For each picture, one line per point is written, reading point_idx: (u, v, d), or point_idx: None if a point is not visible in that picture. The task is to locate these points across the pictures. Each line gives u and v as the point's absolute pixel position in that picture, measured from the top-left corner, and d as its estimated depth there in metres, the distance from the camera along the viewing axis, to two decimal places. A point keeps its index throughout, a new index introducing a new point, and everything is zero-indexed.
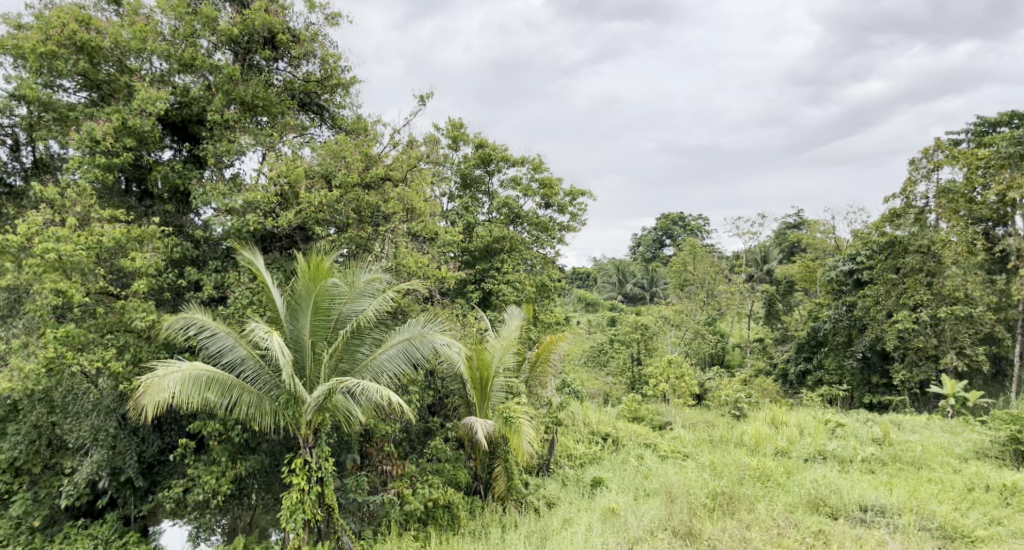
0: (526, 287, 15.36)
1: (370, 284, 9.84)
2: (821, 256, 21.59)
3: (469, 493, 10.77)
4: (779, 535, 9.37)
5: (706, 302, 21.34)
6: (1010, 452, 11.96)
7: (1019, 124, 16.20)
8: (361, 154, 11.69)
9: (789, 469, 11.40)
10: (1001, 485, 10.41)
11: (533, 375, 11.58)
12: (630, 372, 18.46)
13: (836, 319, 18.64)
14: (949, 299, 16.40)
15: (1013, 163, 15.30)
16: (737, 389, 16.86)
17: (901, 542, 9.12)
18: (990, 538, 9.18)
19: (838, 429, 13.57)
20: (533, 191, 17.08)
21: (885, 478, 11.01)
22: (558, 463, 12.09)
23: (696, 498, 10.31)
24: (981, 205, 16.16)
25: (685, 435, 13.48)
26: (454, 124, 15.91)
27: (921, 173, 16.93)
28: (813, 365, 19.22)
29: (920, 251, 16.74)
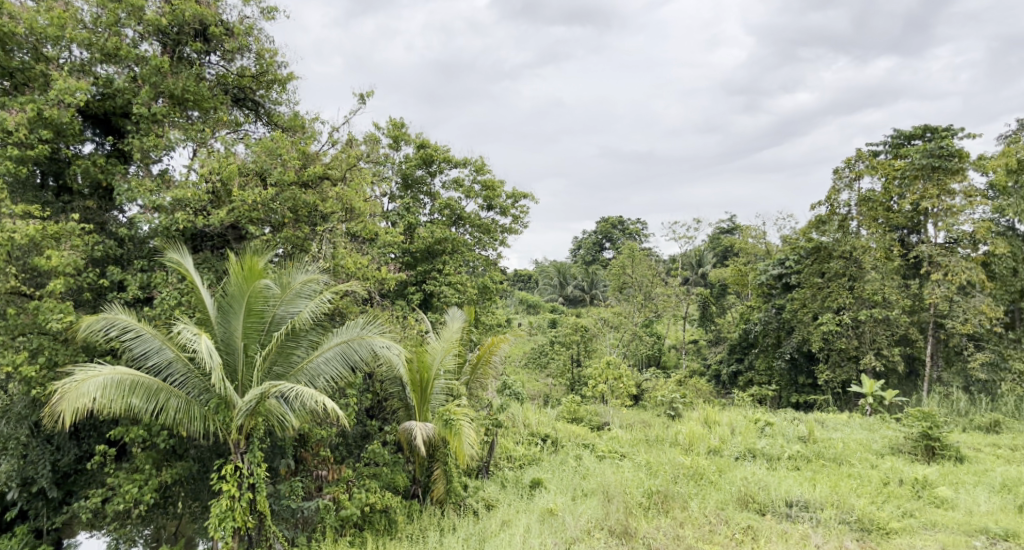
0: (467, 289, 15.44)
1: (307, 285, 9.75)
2: (753, 260, 22.31)
3: (408, 496, 10.79)
4: (711, 532, 9.63)
5: (644, 304, 21.66)
6: (922, 448, 12.59)
7: (932, 136, 17.07)
8: (298, 152, 11.59)
9: (720, 467, 11.77)
10: (914, 480, 10.97)
11: (474, 377, 11.64)
12: (570, 373, 18.79)
13: (766, 322, 19.31)
14: (868, 303, 17.06)
15: (925, 175, 16.16)
16: (672, 390, 17.29)
17: (823, 535, 9.48)
18: (903, 529, 9.61)
19: (767, 428, 14.07)
20: (475, 193, 17.16)
21: (809, 474, 11.48)
22: (497, 465, 12.19)
23: (632, 498, 10.56)
24: (898, 214, 16.93)
25: (622, 435, 13.77)
26: (395, 124, 15.89)
27: (844, 182, 17.68)
28: (744, 366, 19.96)
29: (843, 256, 17.54)
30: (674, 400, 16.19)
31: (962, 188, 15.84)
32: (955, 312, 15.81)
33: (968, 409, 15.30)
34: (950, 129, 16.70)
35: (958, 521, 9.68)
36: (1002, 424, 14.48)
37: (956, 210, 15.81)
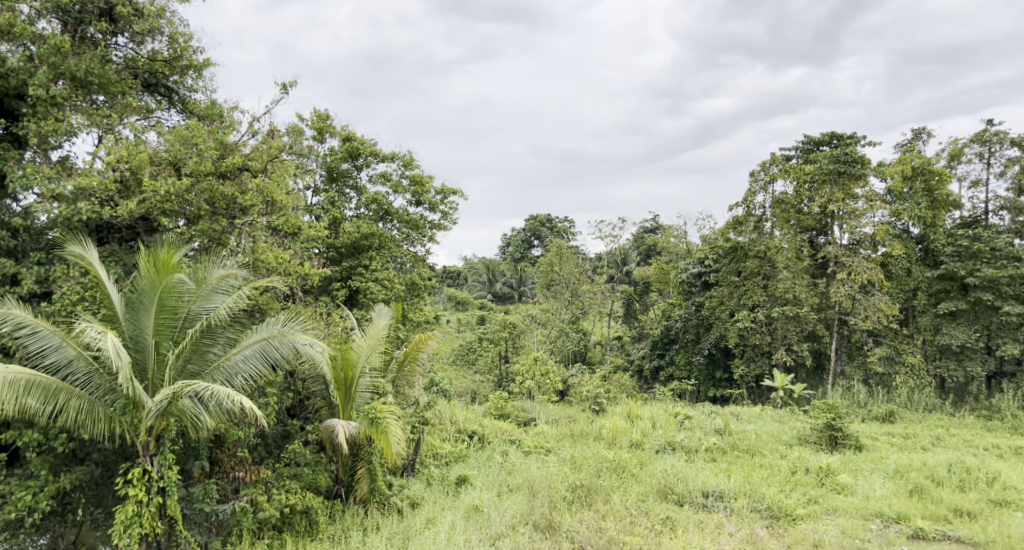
0: (395, 285, 15.39)
1: (224, 280, 9.52)
2: (675, 258, 22.95)
3: (330, 496, 10.69)
4: (631, 524, 9.89)
5: (571, 301, 21.99)
6: (826, 438, 13.25)
7: (839, 143, 17.95)
8: (215, 142, 11.24)
9: (642, 460, 12.11)
10: (818, 469, 11.55)
11: (401, 375, 11.58)
12: (497, 370, 18.89)
13: (686, 318, 19.94)
14: (780, 301, 17.76)
15: (832, 180, 16.99)
16: (597, 385, 17.62)
17: (736, 524, 9.84)
18: (808, 515, 10.08)
19: (686, 421, 14.55)
20: (403, 188, 17.06)
21: (724, 465, 11.95)
22: (424, 462, 12.12)
23: (557, 492, 10.74)
24: (808, 216, 17.72)
25: (548, 430, 13.98)
26: (319, 116, 15.62)
27: (759, 185, 18.40)
28: (665, 361, 20.56)
29: (758, 256, 18.23)
30: (599, 395, 16.52)
31: (864, 193, 16.77)
32: (857, 309, 16.70)
33: (867, 401, 16.24)
34: (854, 136, 17.63)
35: (856, 506, 10.23)
36: (897, 414, 15.40)
37: (859, 213, 16.70)
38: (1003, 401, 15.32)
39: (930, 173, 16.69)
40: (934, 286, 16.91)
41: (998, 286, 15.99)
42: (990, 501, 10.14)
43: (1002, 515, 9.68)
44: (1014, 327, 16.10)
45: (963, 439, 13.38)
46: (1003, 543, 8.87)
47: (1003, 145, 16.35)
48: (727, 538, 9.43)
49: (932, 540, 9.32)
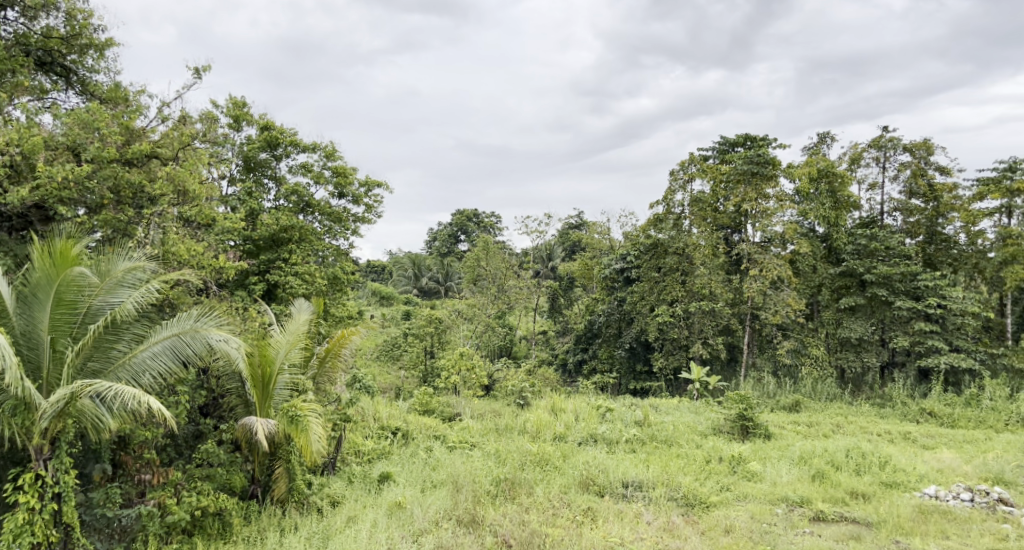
0: (316, 279, 15.08)
1: (131, 273, 9.14)
2: (598, 254, 23.36)
3: (245, 497, 10.36)
4: (554, 515, 10.06)
5: (497, 296, 22.04)
6: (738, 427, 13.81)
7: (752, 144, 18.66)
8: (120, 126, 10.91)
9: (564, 453, 12.33)
10: (731, 457, 12.02)
11: (322, 371, 11.36)
12: (422, 365, 18.70)
13: (608, 313, 20.49)
14: (698, 296, 18.32)
15: (746, 180, 17.66)
16: (522, 379, 17.76)
17: (653, 512, 10.14)
18: (721, 502, 10.47)
19: (607, 413, 14.88)
20: (325, 179, 16.75)
21: (643, 456, 12.28)
22: (345, 461, 11.76)
23: (480, 486, 10.79)
24: (723, 214, 18.34)
25: (473, 425, 13.98)
26: (235, 104, 15.17)
27: (678, 183, 18.91)
28: (589, 355, 20.90)
29: (677, 252, 18.74)
30: (523, 389, 16.68)
31: (775, 193, 17.51)
32: (768, 303, 17.44)
33: (776, 391, 17.00)
34: (766, 138, 18.39)
35: (764, 492, 10.71)
36: (802, 404, 16.20)
37: (770, 212, 17.42)
38: (895, 390, 16.29)
39: (833, 176, 17.51)
40: (836, 282, 17.86)
41: (892, 282, 17.06)
42: (883, 484, 10.79)
43: (892, 496, 10.32)
44: (905, 320, 17.17)
45: (860, 426, 14.19)
46: (893, 522, 9.45)
47: (896, 150, 17.36)
48: (645, 526, 9.71)
49: (832, 521, 9.83)
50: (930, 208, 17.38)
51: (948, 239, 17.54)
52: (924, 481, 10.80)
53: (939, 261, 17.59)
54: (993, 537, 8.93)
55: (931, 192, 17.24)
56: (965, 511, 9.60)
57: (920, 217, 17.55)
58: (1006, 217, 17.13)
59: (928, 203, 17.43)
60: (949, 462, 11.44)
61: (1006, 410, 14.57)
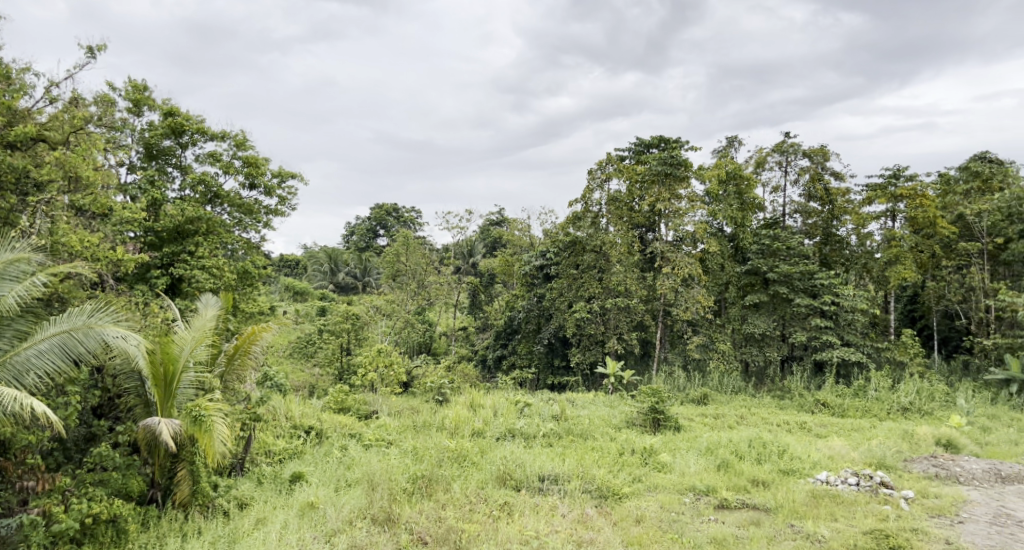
0: (224, 274, 14.58)
1: (13, 265, 8.72)
2: (519, 251, 23.48)
3: (143, 502, 9.89)
4: (470, 511, 10.06)
5: (417, 292, 21.78)
6: (650, 420, 14.17)
7: (666, 146, 19.17)
8: (2, 106, 10.29)
9: (482, 448, 12.32)
10: (643, 449, 12.31)
11: (231, 369, 10.95)
12: (338, 363, 18.20)
13: (528, 309, 20.49)
14: (613, 293, 18.63)
15: (660, 180, 18.09)
16: (441, 375, 17.65)
17: (568, 505, 10.28)
18: (633, 493, 10.71)
19: (525, 409, 15.00)
20: (235, 169, 16.20)
21: (559, 450, 12.43)
22: (254, 461, 11.33)
23: (396, 484, 10.62)
24: (638, 213, 18.73)
25: (390, 422, 13.66)
26: (135, 87, 14.45)
27: (596, 182, 19.15)
28: (508, 351, 20.97)
29: (594, 250, 18.96)
30: (442, 386, 16.54)
31: (687, 194, 18.07)
32: (679, 300, 17.95)
33: (686, 385, 17.54)
34: (679, 140, 18.94)
35: (673, 482, 11.03)
36: (709, 396, 16.82)
37: (682, 212, 17.90)
38: (794, 382, 17.08)
39: (740, 178, 18.24)
40: (742, 280, 18.56)
41: (792, 280, 17.89)
42: (780, 471, 11.31)
43: (789, 483, 10.82)
44: (803, 316, 17.99)
45: (762, 417, 14.81)
46: (789, 507, 9.92)
47: (797, 155, 18.17)
48: (560, 519, 9.83)
49: (734, 508, 10.22)
50: (826, 211, 18.23)
51: (841, 240, 18.54)
52: (817, 468, 11.37)
53: (834, 261, 18.62)
54: (876, 518, 9.47)
55: (827, 195, 18.04)
56: (852, 494, 10.16)
57: (818, 219, 18.42)
58: (891, 221, 18.26)
59: (824, 205, 18.27)
60: (839, 449, 12.07)
61: (889, 399, 15.47)
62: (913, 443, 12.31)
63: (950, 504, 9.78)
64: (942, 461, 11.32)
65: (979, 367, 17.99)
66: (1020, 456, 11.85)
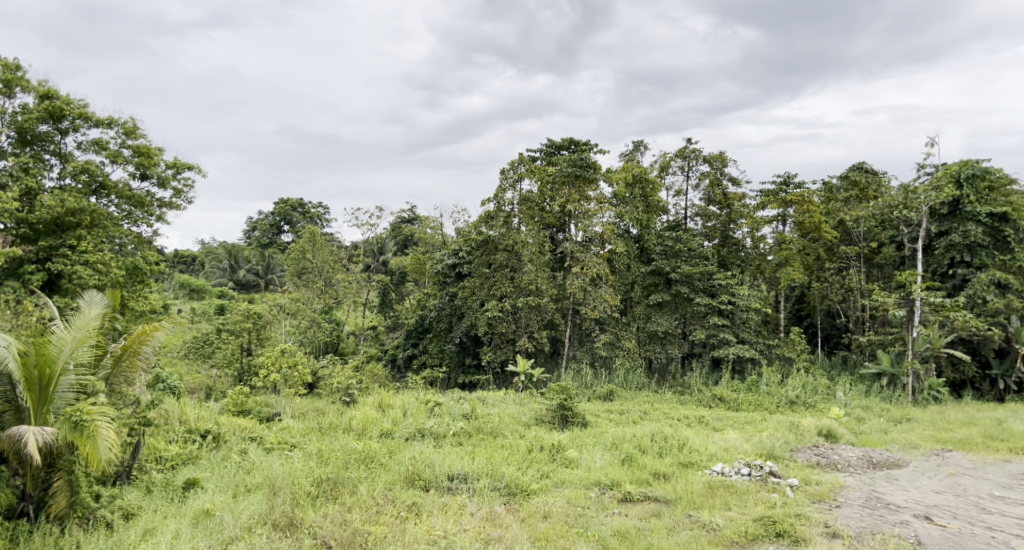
0: (111, 269, 13.84)
1: None
2: (430, 249, 23.30)
3: (13, 516, 9.26)
4: (377, 513, 9.95)
5: (324, 290, 21.22)
6: (558, 417, 14.42)
7: (576, 148, 19.51)
8: None
9: (391, 449, 12.17)
10: (551, 445, 12.48)
11: (118, 371, 10.45)
12: (238, 363, 17.49)
13: (440, 308, 20.44)
14: (525, 291, 18.72)
15: (570, 182, 18.33)
16: (349, 376, 17.30)
17: (477, 503, 10.31)
18: (541, 490, 10.86)
19: (436, 408, 14.95)
20: (124, 158, 15.42)
21: (469, 448, 12.47)
22: (142, 468, 10.77)
23: (300, 488, 10.35)
24: (549, 214, 18.96)
25: (294, 424, 13.25)
26: (6, 67, 13.54)
27: (508, 182, 19.18)
28: (418, 351, 20.82)
29: (506, 249, 18.96)
30: (350, 387, 16.17)
31: (595, 195, 18.49)
32: (588, 299, 18.28)
33: (592, 382, 17.94)
34: (589, 143, 19.30)
35: (580, 477, 11.25)
36: (615, 393, 17.30)
37: (591, 213, 18.29)
38: (693, 378, 17.76)
39: (645, 182, 18.88)
40: (646, 280, 19.13)
41: (693, 281, 18.60)
42: (681, 463, 11.73)
43: (689, 474, 11.24)
44: (702, 315, 18.74)
45: (664, 412, 15.30)
46: (687, 498, 10.31)
47: (698, 161, 18.88)
48: (469, 518, 9.85)
49: (637, 501, 10.53)
50: (724, 214, 19.03)
51: (737, 242, 19.35)
52: (714, 460, 11.85)
53: (730, 262, 19.43)
54: (765, 505, 9.97)
55: (725, 200, 18.82)
56: (744, 484, 10.65)
57: (716, 222, 19.19)
58: (782, 225, 19.24)
59: (722, 209, 19.04)
60: (733, 441, 12.63)
61: (778, 393, 16.33)
62: (799, 433, 13.03)
63: (828, 491, 10.40)
64: (824, 450, 12.01)
65: (856, 362, 19.24)
66: (889, 443, 12.72)
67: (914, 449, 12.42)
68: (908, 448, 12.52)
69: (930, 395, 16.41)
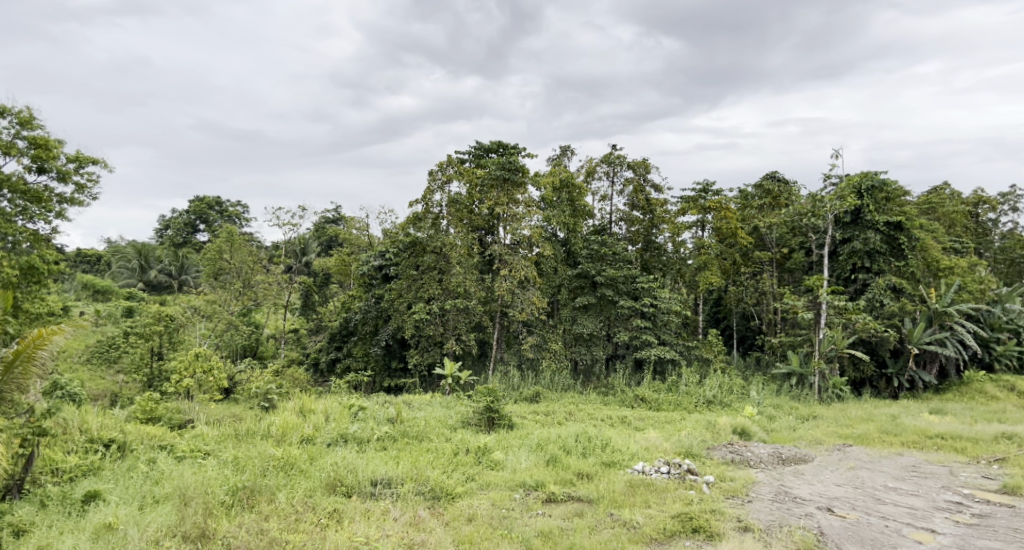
0: (3, 268, 13.18)
1: None
2: (356, 250, 22.91)
3: None
4: (296, 521, 9.72)
5: (242, 292, 20.62)
6: (484, 419, 14.38)
7: (504, 152, 19.54)
8: None
9: (312, 455, 11.84)
10: (477, 448, 12.44)
11: (10, 378, 9.86)
12: (147, 368, 16.68)
13: (365, 311, 20.14)
14: (453, 294, 18.58)
15: (499, 185, 18.35)
16: (268, 381, 16.80)
17: (400, 508, 10.16)
18: (466, 492, 10.79)
19: (360, 412, 14.69)
20: (19, 150, 14.60)
21: (393, 453, 12.29)
22: (37, 481, 10.16)
23: (213, 497, 9.97)
24: (477, 216, 18.91)
25: (208, 431, 12.76)
26: None
27: (437, 184, 19.05)
28: (342, 354, 20.45)
29: (434, 251, 18.83)
30: (269, 391, 15.65)
31: (524, 199, 18.53)
32: (516, 302, 18.29)
33: (519, 384, 18.01)
34: (517, 147, 19.36)
35: (505, 479, 11.25)
36: (541, 394, 17.39)
37: (519, 216, 18.27)
38: (616, 379, 18.06)
39: (572, 187, 19.14)
40: (573, 283, 19.33)
41: (617, 284, 18.91)
42: (603, 463, 11.88)
43: (610, 474, 11.38)
44: (626, 317, 19.08)
45: (588, 412, 15.51)
46: (609, 497, 10.44)
47: (622, 167, 19.24)
48: (392, 523, 9.71)
49: (561, 501, 10.60)
50: (647, 219, 19.47)
51: (659, 247, 19.86)
52: (635, 459, 12.07)
53: (653, 265, 19.87)
54: (682, 502, 10.19)
55: (648, 205, 19.27)
56: (663, 482, 10.87)
57: (640, 227, 19.58)
58: (701, 230, 19.78)
59: (645, 215, 19.49)
60: (653, 440, 12.89)
61: (697, 393, 16.77)
62: (715, 432, 13.39)
63: (742, 486, 10.73)
64: (739, 447, 12.39)
65: (768, 362, 19.97)
66: (797, 440, 13.23)
67: (819, 445, 12.95)
68: (813, 444, 13.04)
69: (833, 393, 17.20)
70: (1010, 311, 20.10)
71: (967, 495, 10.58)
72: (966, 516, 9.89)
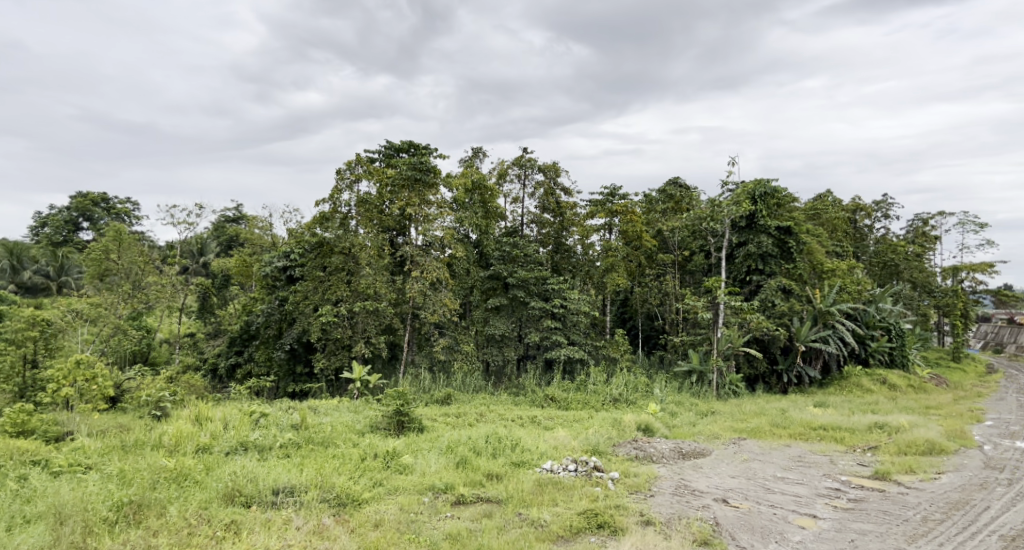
0: None
1: None
2: (257, 251, 22.05)
3: None
4: (189, 535, 9.22)
5: (130, 294, 19.23)
6: (394, 423, 14.06)
7: (415, 152, 19.24)
8: None
9: (208, 465, 11.22)
10: (385, 453, 12.13)
11: None
12: (20, 378, 15.43)
13: (268, 313, 19.39)
14: (362, 295, 18.13)
15: (410, 186, 18.08)
16: (161, 388, 15.89)
17: (303, 517, 9.76)
18: (373, 498, 10.48)
19: (262, 419, 14.07)
20: None
21: (297, 460, 11.79)
22: None
23: (94, 514, 9.28)
24: (388, 217, 18.47)
25: (90, 444, 11.90)
26: None
27: (345, 183, 18.55)
28: (243, 359, 19.74)
29: (342, 252, 18.34)
30: (161, 399, 14.82)
31: (435, 200, 18.36)
32: (427, 303, 17.98)
33: (430, 386, 17.76)
34: (427, 148, 19.11)
35: (413, 483, 10.98)
36: (452, 397, 17.15)
37: (431, 217, 18.09)
38: (527, 379, 18.10)
39: (484, 188, 19.03)
40: (485, 284, 19.23)
41: (529, 285, 18.92)
42: (512, 463, 11.82)
43: (519, 474, 11.31)
44: (536, 318, 19.13)
45: (499, 413, 15.43)
46: (518, 497, 10.38)
47: (532, 170, 19.32)
48: (294, 532, 9.31)
49: (470, 503, 10.47)
50: (557, 222, 19.61)
51: (568, 249, 20.06)
52: (544, 458, 12.05)
53: (563, 267, 20.08)
54: (588, 499, 10.24)
55: (558, 209, 19.43)
56: (570, 480, 10.88)
57: (550, 229, 19.71)
58: (608, 233, 20.08)
59: (555, 217, 19.64)
60: (562, 439, 12.92)
61: (604, 391, 17.00)
62: (620, 429, 13.58)
63: (645, 482, 10.88)
64: (643, 444, 12.57)
65: (671, 361, 20.46)
66: (696, 435, 13.58)
67: (716, 439, 13.33)
68: (711, 438, 13.41)
69: (730, 389, 17.80)
70: (882, 310, 21.43)
71: (845, 481, 11.12)
72: (844, 501, 10.37)
